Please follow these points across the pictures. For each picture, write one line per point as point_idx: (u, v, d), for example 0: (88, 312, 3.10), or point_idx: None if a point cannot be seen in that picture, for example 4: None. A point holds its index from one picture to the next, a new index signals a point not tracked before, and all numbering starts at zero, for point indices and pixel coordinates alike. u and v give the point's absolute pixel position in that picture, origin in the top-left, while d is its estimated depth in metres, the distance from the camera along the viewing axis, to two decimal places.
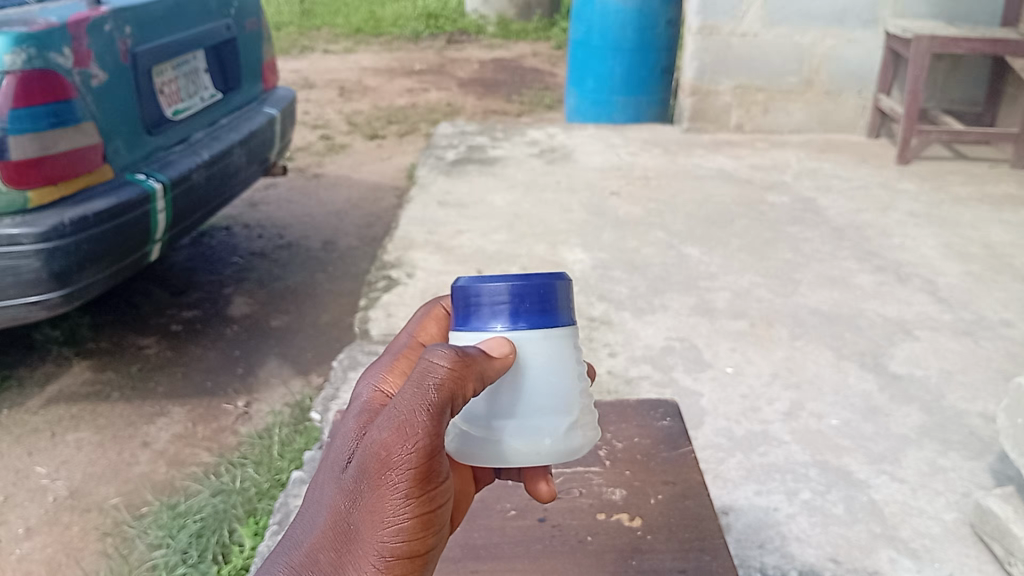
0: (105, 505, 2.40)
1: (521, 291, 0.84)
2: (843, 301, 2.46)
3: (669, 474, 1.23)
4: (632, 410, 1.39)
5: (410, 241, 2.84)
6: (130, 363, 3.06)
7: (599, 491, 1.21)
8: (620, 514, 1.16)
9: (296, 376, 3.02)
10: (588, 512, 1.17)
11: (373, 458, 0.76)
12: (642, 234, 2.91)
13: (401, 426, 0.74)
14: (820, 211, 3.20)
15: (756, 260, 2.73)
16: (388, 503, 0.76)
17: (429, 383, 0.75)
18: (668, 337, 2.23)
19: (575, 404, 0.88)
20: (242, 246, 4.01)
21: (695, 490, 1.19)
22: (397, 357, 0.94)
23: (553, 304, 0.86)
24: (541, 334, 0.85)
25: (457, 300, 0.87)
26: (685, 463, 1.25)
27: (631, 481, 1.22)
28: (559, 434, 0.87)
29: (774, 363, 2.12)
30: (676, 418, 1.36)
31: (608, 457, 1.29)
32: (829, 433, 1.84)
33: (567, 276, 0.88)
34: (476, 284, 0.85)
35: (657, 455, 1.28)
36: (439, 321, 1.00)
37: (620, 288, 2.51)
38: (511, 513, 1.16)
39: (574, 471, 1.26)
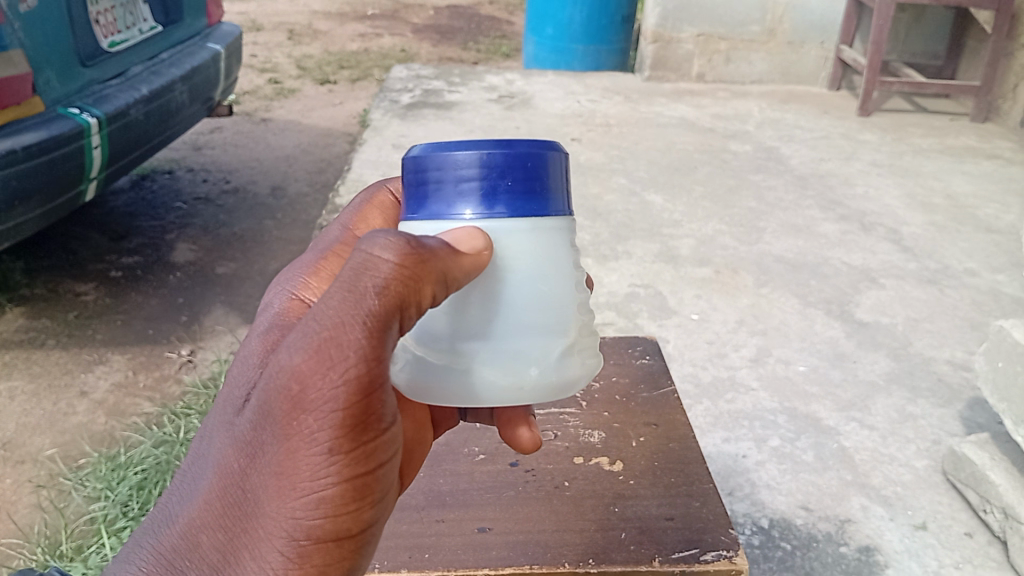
0: (40, 457, 2.28)
1: (499, 167, 0.74)
2: (808, 250, 2.41)
3: (651, 415, 1.16)
4: (608, 349, 1.32)
5: (364, 184, 2.72)
6: (68, 310, 2.91)
7: (576, 433, 1.13)
8: (599, 458, 1.09)
9: (243, 324, 2.90)
10: (564, 456, 1.09)
11: (289, 388, 0.66)
12: (604, 181, 2.82)
13: (322, 349, 0.64)
14: (782, 160, 3.15)
15: (720, 207, 2.66)
16: (306, 453, 0.68)
17: (365, 288, 0.64)
18: (631, 284, 2.16)
19: (566, 326, 0.79)
20: (185, 191, 3.85)
21: (681, 433, 1.13)
22: (324, 257, 0.85)
23: (536, 189, 0.75)
24: (525, 225, 0.75)
25: (418, 182, 0.76)
26: (670, 404, 1.19)
27: (611, 423, 1.15)
28: (546, 362, 0.78)
29: (739, 309, 2.06)
30: (656, 358, 1.30)
31: (583, 395, 1.21)
32: (797, 380, 1.79)
33: (557, 152, 0.77)
34: (441, 157, 0.74)
35: (637, 396, 1.21)
36: (379, 215, 0.91)
37: (582, 234, 2.42)
38: (479, 458, 1.09)
39: (547, 410, 1.18)
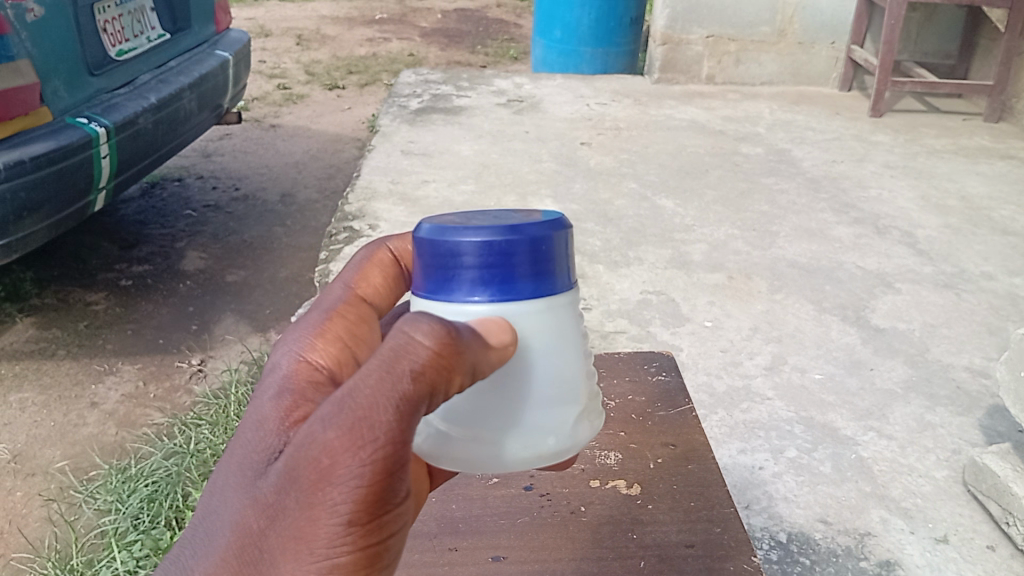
0: (51, 469, 2.27)
1: (513, 252, 0.72)
2: (822, 254, 2.38)
3: (669, 435, 1.14)
4: (624, 364, 1.30)
5: (373, 191, 2.70)
6: (79, 320, 2.91)
7: (592, 454, 1.11)
8: (616, 481, 1.07)
9: (254, 333, 2.89)
10: (579, 479, 1.07)
11: (313, 462, 0.64)
12: (614, 185, 2.80)
13: (351, 428, 0.62)
14: (794, 163, 3.12)
15: (732, 211, 2.63)
16: (324, 527, 0.66)
17: (403, 369, 0.62)
18: (643, 291, 2.13)
19: (580, 392, 0.79)
20: (195, 199, 3.84)
21: (700, 453, 1.10)
22: (329, 317, 0.82)
23: (549, 265, 0.74)
24: (540, 305, 0.74)
25: (432, 263, 0.74)
26: (688, 423, 1.16)
27: (628, 443, 1.13)
28: (563, 430, 0.78)
29: (753, 316, 2.03)
30: (673, 373, 1.27)
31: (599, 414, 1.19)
32: (813, 388, 1.77)
33: (563, 226, 0.76)
34: (453, 242, 0.72)
35: (654, 414, 1.18)
36: (379, 273, 0.90)
37: (593, 240, 2.40)
38: (493, 481, 1.07)
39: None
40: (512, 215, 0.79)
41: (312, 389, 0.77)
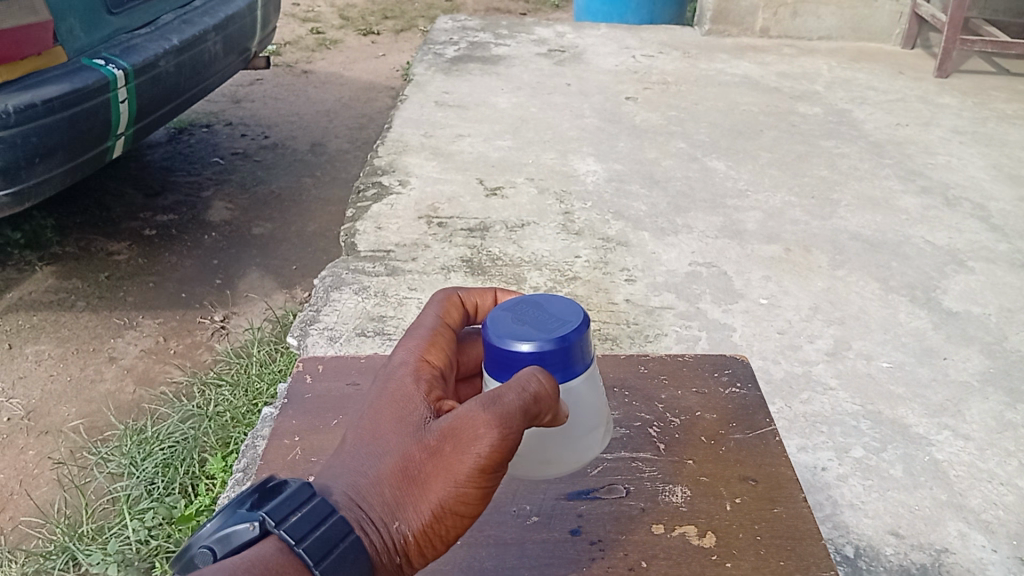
0: (64, 428, 2.18)
1: (561, 352, 0.78)
2: (885, 227, 2.20)
3: (748, 467, 0.91)
4: (689, 371, 1.08)
5: (405, 145, 2.54)
6: (99, 271, 2.81)
7: (653, 489, 0.88)
8: (686, 527, 0.83)
9: (279, 289, 2.77)
10: (638, 521, 0.84)
11: (460, 429, 0.73)
12: (661, 144, 2.61)
13: (499, 407, 0.72)
14: (855, 125, 2.91)
15: (789, 176, 2.45)
16: (463, 471, 0.73)
17: (531, 385, 0.73)
18: (693, 262, 1.97)
19: (605, 411, 0.90)
20: (222, 146, 3.72)
21: (790, 494, 0.87)
22: (432, 334, 0.87)
23: (581, 354, 0.81)
24: (582, 379, 0.82)
25: (492, 357, 0.80)
26: (773, 453, 0.93)
27: (699, 476, 0.90)
28: (598, 444, 0.90)
29: (814, 294, 1.86)
30: (749, 386, 1.05)
31: (661, 437, 0.96)
32: (879, 378, 1.61)
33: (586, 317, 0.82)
34: (512, 348, 0.78)
35: (727, 439, 0.95)
36: (458, 306, 0.92)
37: (638, 204, 2.23)
38: (532, 521, 0.85)
39: (616, 456, 0.93)
40: (539, 302, 0.84)
41: (433, 378, 0.83)
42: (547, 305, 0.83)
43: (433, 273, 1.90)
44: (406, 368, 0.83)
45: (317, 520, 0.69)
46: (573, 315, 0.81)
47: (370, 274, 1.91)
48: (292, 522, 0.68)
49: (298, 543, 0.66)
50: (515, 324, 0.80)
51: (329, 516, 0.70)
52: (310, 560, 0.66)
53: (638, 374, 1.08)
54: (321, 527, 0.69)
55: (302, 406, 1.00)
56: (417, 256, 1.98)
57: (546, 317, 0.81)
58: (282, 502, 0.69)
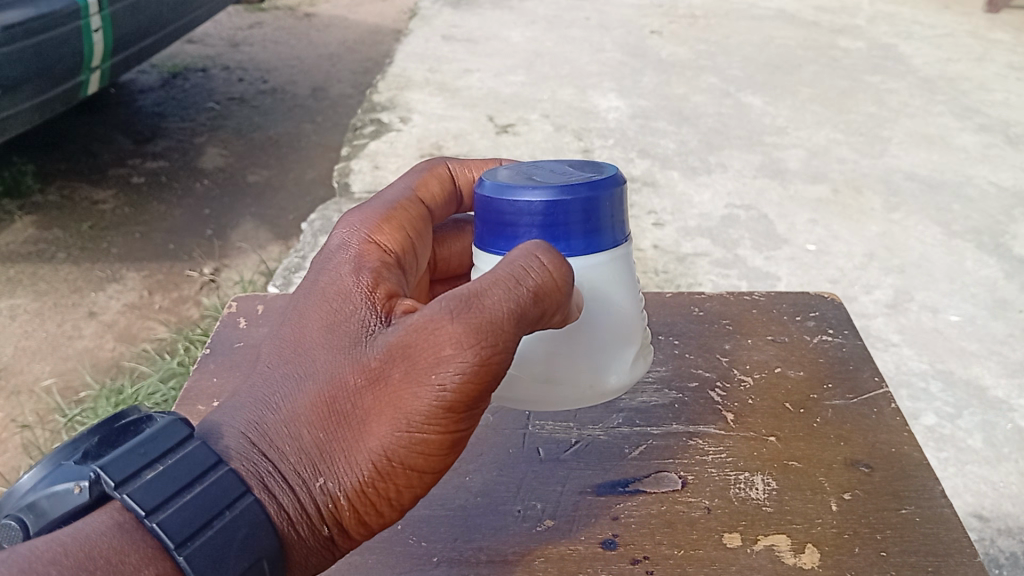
0: (37, 387, 1.94)
1: (586, 207, 0.60)
2: (943, 166, 1.96)
3: (857, 449, 0.69)
4: (764, 317, 0.87)
5: (407, 80, 2.31)
6: (82, 220, 2.54)
7: (726, 480, 0.67)
8: (774, 534, 0.61)
9: (275, 241, 2.46)
10: (706, 525, 0.63)
11: (416, 349, 0.55)
12: (690, 79, 2.36)
13: (473, 321, 0.53)
14: (902, 60, 2.65)
15: (833, 112, 2.20)
16: (413, 408, 0.55)
17: (525, 284, 0.54)
18: (728, 204, 1.74)
19: (637, 328, 0.67)
20: (218, 90, 3.43)
21: (919, 485, 0.65)
22: (393, 207, 0.70)
23: (608, 222, 0.61)
24: (610, 256, 0.63)
25: (489, 215, 0.62)
26: (887, 428, 0.72)
27: (788, 462, 0.68)
28: (624, 368, 0.67)
29: (868, 240, 1.64)
30: (847, 334, 0.84)
31: (728, 406, 0.75)
32: (949, 334, 1.39)
33: (620, 178, 0.63)
34: (521, 196, 0.60)
35: (822, 411, 0.74)
36: (442, 181, 0.76)
37: (665, 142, 2.00)
38: (543, 527, 0.64)
39: (666, 431, 0.72)
40: (560, 164, 0.66)
41: (384, 265, 0.64)
42: (568, 167, 0.65)
43: None
44: (348, 256, 0.64)
45: (181, 481, 0.52)
46: (603, 172, 0.63)
47: None
48: (144, 481, 0.51)
49: (146, 512, 0.50)
50: (527, 177, 0.63)
51: (201, 477, 0.53)
52: (165, 535, 0.50)
53: (693, 320, 0.86)
54: (187, 492, 0.52)
55: (230, 358, 0.81)
56: None
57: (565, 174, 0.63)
58: (134, 453, 0.52)
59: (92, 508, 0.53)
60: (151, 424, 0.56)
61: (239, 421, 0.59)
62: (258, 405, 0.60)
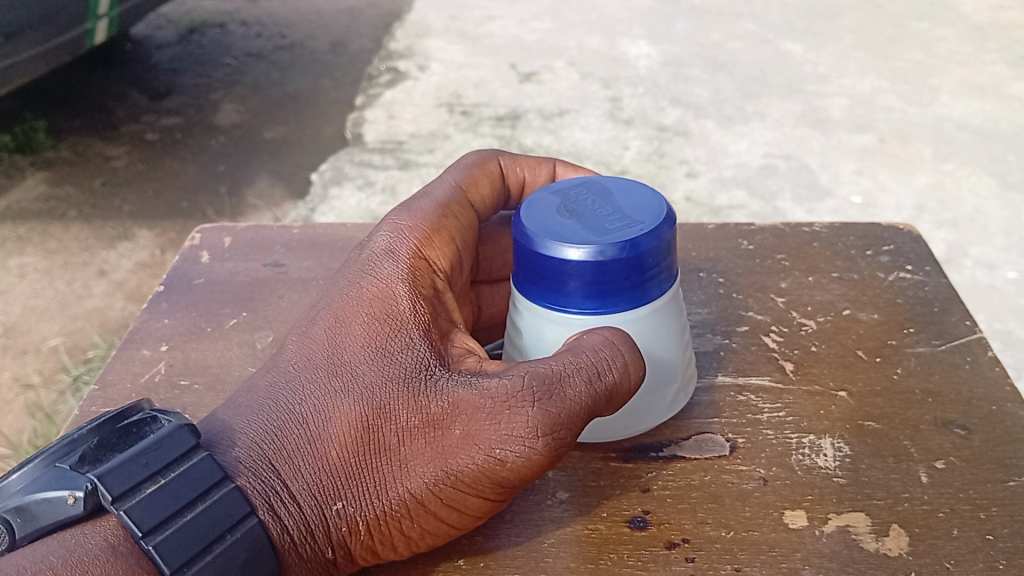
0: (44, 347, 1.86)
1: (631, 263, 0.47)
2: (997, 115, 1.83)
3: (949, 406, 0.54)
4: (828, 250, 0.71)
5: (426, 28, 2.20)
6: (95, 177, 2.47)
7: (786, 445, 0.52)
8: (850, 512, 0.47)
9: (291, 199, 2.36)
10: (760, 499, 0.48)
11: (483, 406, 0.43)
12: (725, 26, 2.23)
13: (553, 408, 0.43)
14: (951, 6, 2.49)
15: (877, 59, 2.07)
16: (462, 469, 0.43)
17: (606, 380, 0.44)
18: (767, 154, 1.63)
19: (683, 356, 0.53)
20: (236, 45, 3.33)
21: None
22: (444, 212, 0.54)
23: (655, 270, 0.48)
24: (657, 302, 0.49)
25: (528, 264, 0.49)
26: (984, 380, 0.56)
27: (862, 422, 0.53)
28: (663, 406, 0.53)
29: (918, 192, 1.52)
30: (929, 271, 0.68)
31: (787, 354, 0.60)
32: (1006, 292, 1.28)
33: (669, 212, 0.49)
34: (549, 250, 0.47)
35: (901, 358, 0.58)
36: (494, 178, 0.59)
37: (699, 90, 1.88)
38: (555, 503, 0.49)
39: (710, 388, 0.57)
40: (603, 180, 0.52)
41: (431, 290, 0.51)
42: (615, 187, 0.51)
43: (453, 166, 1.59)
44: (400, 270, 0.50)
45: (183, 499, 0.40)
46: (652, 208, 0.49)
47: (378, 169, 1.60)
48: (144, 499, 0.39)
49: (143, 534, 0.38)
50: (563, 211, 0.49)
51: (208, 492, 0.41)
52: (163, 568, 0.38)
53: (740, 255, 0.71)
54: (190, 511, 0.40)
55: (187, 298, 0.70)
56: (434, 147, 1.67)
57: (616, 210, 0.49)
58: (131, 459, 0.40)
59: (83, 521, 0.40)
60: (153, 426, 0.42)
61: (255, 428, 0.46)
62: (276, 414, 0.46)
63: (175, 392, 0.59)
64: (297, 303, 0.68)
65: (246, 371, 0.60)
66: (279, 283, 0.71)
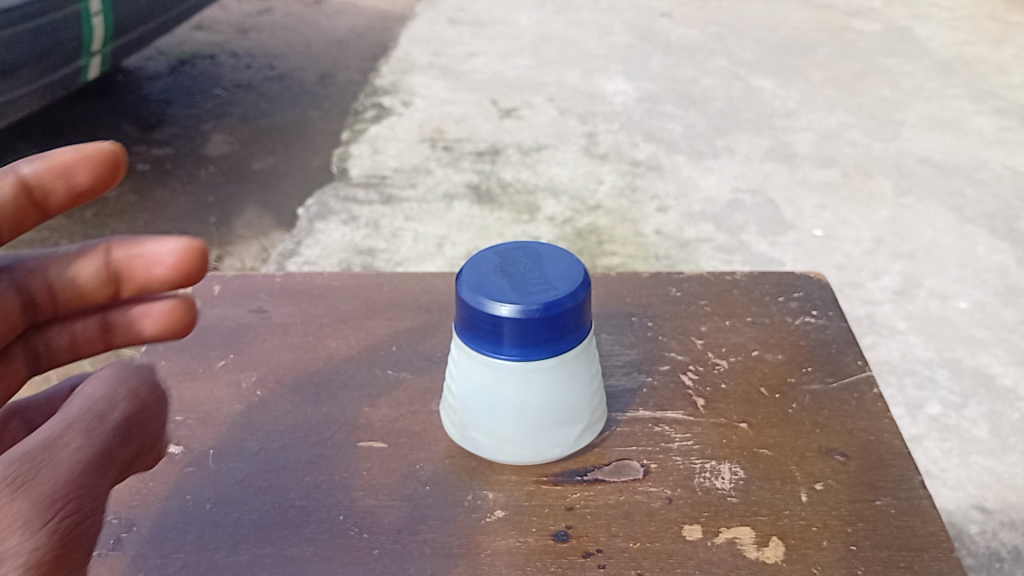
0: None
1: (550, 319, 0.53)
2: (957, 150, 1.91)
3: (835, 435, 0.62)
4: (742, 294, 0.78)
5: (410, 64, 2.28)
6: (86, 208, 2.52)
7: (689, 470, 0.59)
8: (738, 526, 0.55)
9: (278, 229, 2.42)
10: (660, 519, 0.56)
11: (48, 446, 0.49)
12: (700, 62, 2.32)
13: (99, 396, 0.49)
14: (918, 42, 2.59)
15: (845, 95, 2.15)
16: None
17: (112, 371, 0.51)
18: (734, 189, 1.71)
19: (592, 400, 0.59)
20: (226, 76, 3.40)
21: (897, 473, 0.58)
22: None
23: (573, 328, 0.55)
24: (574, 354, 0.56)
25: (464, 313, 0.55)
26: (868, 412, 0.64)
27: (758, 449, 0.61)
28: (572, 440, 0.60)
29: (877, 225, 1.59)
30: (832, 312, 0.75)
31: (699, 391, 0.66)
32: (957, 321, 1.35)
33: (588, 281, 0.56)
34: (481, 302, 0.53)
35: (798, 392, 0.66)
36: None
37: (672, 126, 1.96)
38: (490, 520, 0.57)
39: (627, 419, 0.64)
40: (539, 246, 0.58)
41: None
42: (545, 253, 0.58)
43: (433, 202, 1.67)
44: None
45: None
46: (572, 275, 0.56)
47: (362, 204, 1.67)
48: None
49: None
50: (498, 272, 0.56)
51: None
52: None
53: (669, 300, 0.77)
54: None
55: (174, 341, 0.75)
56: (417, 182, 1.74)
57: (543, 274, 0.56)
58: None
59: None
60: None
61: None
62: None
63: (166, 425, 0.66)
64: (282, 346, 0.74)
65: (223, 408, 0.67)
66: (263, 327, 0.76)
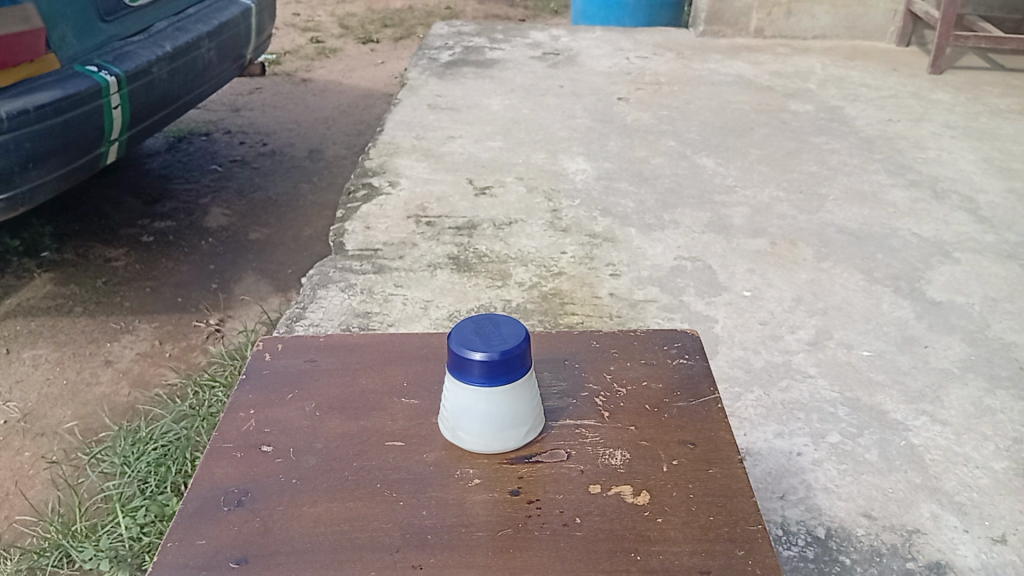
0: (60, 430, 2.10)
1: (506, 359, 0.82)
2: (872, 220, 2.20)
3: (685, 431, 0.93)
4: (639, 345, 1.08)
5: (396, 147, 2.56)
6: (97, 277, 2.74)
7: (595, 453, 0.89)
8: (621, 485, 0.85)
9: (275, 294, 2.67)
10: (576, 482, 0.85)
11: None
12: (651, 143, 2.62)
13: None
14: (846, 121, 2.91)
15: (778, 172, 2.45)
16: None
17: None
18: (678, 257, 1.98)
19: (535, 411, 0.88)
20: (221, 153, 3.67)
21: (725, 454, 0.89)
22: None
23: (520, 367, 0.84)
24: (522, 382, 0.85)
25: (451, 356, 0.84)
26: (709, 416, 0.95)
27: (640, 440, 0.91)
28: (524, 437, 0.88)
29: (797, 286, 1.87)
30: (698, 357, 1.06)
31: (606, 405, 0.96)
32: (859, 366, 1.62)
33: (530, 337, 0.85)
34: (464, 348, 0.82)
35: (669, 407, 0.96)
36: None
37: (626, 201, 2.24)
38: (473, 483, 0.85)
39: (560, 424, 0.93)
40: (499, 316, 0.88)
41: None
42: (503, 320, 0.87)
43: (419, 270, 1.93)
44: None
45: None
46: (520, 334, 0.85)
47: (358, 274, 1.93)
48: None
49: None
50: (474, 330, 0.85)
51: None
52: None
53: (590, 349, 1.07)
54: None
55: (260, 381, 1.02)
56: (404, 253, 2.00)
57: (500, 333, 0.85)
58: None
59: None
60: None
61: None
62: None
63: (264, 432, 0.94)
64: (333, 383, 1.02)
65: (292, 419, 0.95)
66: (317, 372, 1.04)
